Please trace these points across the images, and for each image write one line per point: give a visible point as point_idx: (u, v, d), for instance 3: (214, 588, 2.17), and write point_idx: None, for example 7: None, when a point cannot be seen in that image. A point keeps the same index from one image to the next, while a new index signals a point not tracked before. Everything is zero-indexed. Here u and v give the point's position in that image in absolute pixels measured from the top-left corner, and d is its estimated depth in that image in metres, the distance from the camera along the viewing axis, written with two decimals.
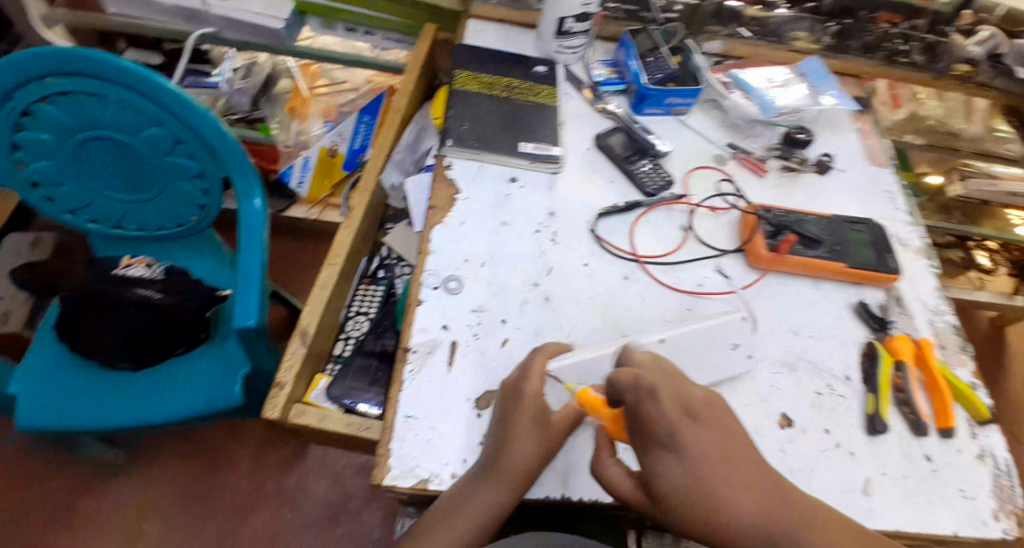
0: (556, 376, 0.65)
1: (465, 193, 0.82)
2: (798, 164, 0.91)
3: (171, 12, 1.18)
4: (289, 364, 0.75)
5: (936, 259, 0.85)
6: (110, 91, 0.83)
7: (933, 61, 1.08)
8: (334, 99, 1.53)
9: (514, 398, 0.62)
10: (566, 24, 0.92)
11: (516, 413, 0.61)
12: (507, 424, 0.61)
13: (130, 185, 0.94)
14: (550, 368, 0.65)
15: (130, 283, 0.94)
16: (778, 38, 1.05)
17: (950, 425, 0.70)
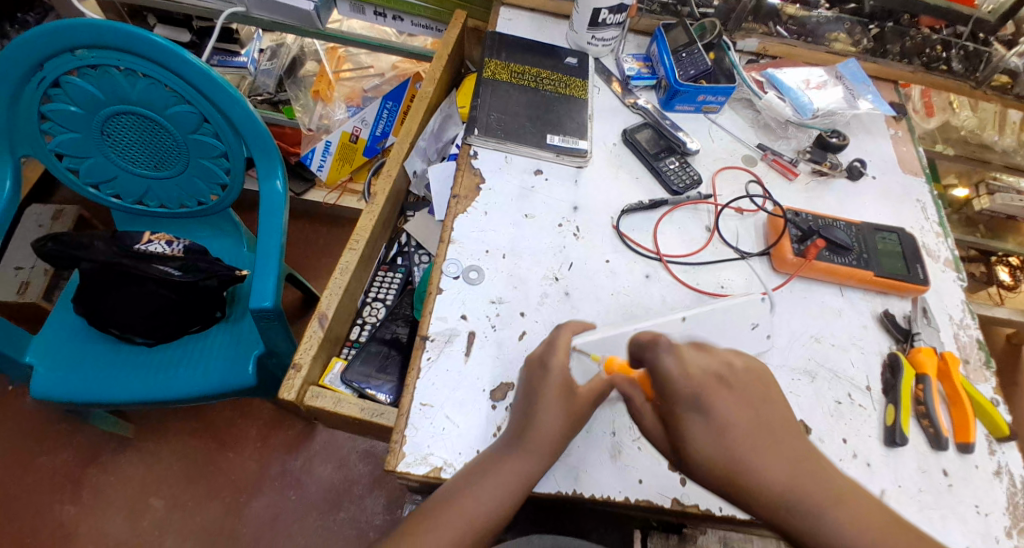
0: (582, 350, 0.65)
1: (489, 183, 0.81)
2: (829, 168, 0.88)
3: None
4: (308, 345, 0.77)
5: (965, 272, 0.83)
6: (138, 66, 0.83)
7: (973, 69, 1.05)
8: (359, 84, 1.52)
9: (541, 371, 0.62)
10: (600, 16, 0.90)
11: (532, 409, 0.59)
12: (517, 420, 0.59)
13: (154, 162, 0.94)
14: (573, 342, 0.65)
15: (148, 258, 0.94)
16: (816, 39, 1.02)
17: (969, 440, 0.68)
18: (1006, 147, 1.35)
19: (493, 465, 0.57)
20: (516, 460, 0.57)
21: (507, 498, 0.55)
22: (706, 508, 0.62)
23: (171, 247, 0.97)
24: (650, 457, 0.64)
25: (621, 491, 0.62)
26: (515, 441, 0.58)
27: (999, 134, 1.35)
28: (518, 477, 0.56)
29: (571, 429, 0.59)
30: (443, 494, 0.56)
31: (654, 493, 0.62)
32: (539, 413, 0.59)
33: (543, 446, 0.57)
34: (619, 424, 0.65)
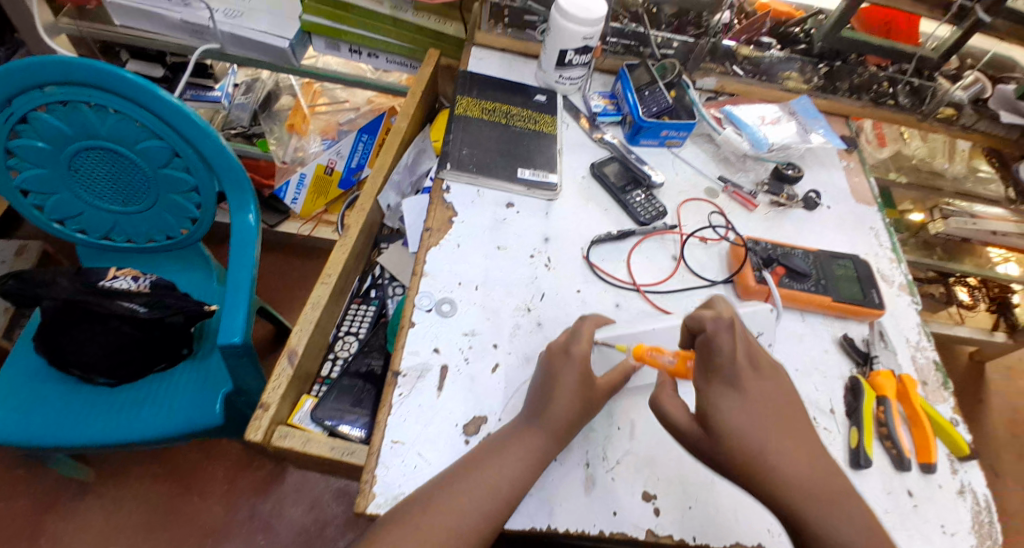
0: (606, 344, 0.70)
1: (462, 216, 0.83)
2: (787, 199, 0.93)
3: (177, 27, 1.19)
4: (276, 384, 0.76)
5: (919, 296, 0.87)
6: (109, 102, 0.83)
7: (919, 103, 1.11)
8: (334, 117, 1.54)
9: (565, 360, 0.65)
10: (567, 56, 0.94)
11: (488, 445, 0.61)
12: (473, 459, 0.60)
13: (123, 197, 0.93)
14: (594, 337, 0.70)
15: (111, 294, 0.92)
16: (770, 77, 1.08)
17: (931, 460, 0.71)
18: (956, 174, 1.44)
19: (458, 483, 0.59)
20: (480, 487, 0.58)
21: (470, 527, 0.57)
22: (678, 539, 0.63)
23: (137, 282, 0.96)
24: (622, 489, 0.65)
25: (595, 524, 0.62)
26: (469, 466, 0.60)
27: (948, 162, 1.44)
28: (482, 509, 0.57)
29: (548, 448, 0.61)
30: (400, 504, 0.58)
31: (627, 526, 0.63)
32: (503, 448, 0.61)
33: (507, 479, 0.59)
34: (593, 454, 0.66)
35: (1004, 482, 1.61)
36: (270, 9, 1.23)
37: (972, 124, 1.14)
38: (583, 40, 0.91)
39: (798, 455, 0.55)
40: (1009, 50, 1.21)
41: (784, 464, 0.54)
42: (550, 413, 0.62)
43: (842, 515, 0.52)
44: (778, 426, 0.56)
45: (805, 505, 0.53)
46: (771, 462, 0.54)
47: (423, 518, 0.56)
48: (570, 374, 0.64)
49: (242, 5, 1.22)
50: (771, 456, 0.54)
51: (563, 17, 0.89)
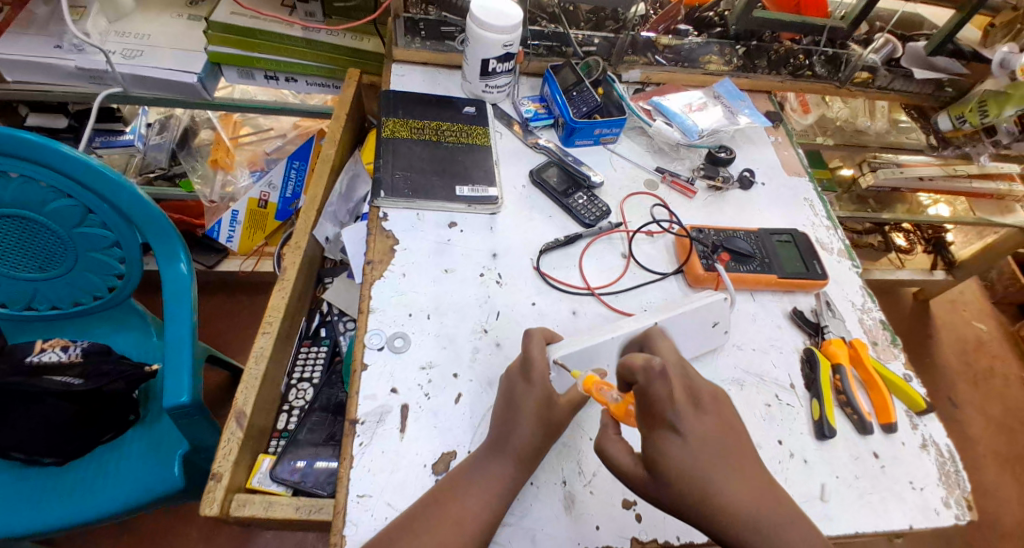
0: (562, 364, 0.67)
1: (403, 243, 0.80)
2: (722, 181, 0.94)
3: (75, 74, 1.11)
4: (226, 450, 0.72)
5: (858, 259, 0.90)
6: (9, 166, 0.77)
7: (836, 71, 1.17)
8: (260, 147, 1.49)
9: (525, 386, 0.64)
10: (490, 65, 0.93)
11: (453, 489, 0.59)
12: (440, 503, 0.58)
13: (39, 263, 0.86)
14: (554, 357, 0.67)
15: (41, 370, 0.86)
16: (691, 63, 1.09)
17: (891, 420, 0.73)
18: (879, 130, 1.47)
19: (427, 524, 0.57)
20: (450, 528, 0.57)
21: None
22: (664, 542, 0.63)
23: (68, 352, 0.89)
24: (598, 503, 0.64)
25: (580, 543, 0.61)
26: (437, 505, 0.58)
27: (870, 120, 1.47)
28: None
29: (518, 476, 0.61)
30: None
31: (611, 539, 0.62)
32: (473, 482, 0.60)
33: (478, 514, 0.58)
34: (569, 472, 0.65)
35: (964, 412, 1.70)
36: (172, 45, 1.17)
37: (887, 84, 1.21)
38: (503, 47, 0.90)
39: (739, 470, 0.56)
40: (915, 7, 1.27)
41: (732, 482, 0.55)
42: (518, 438, 0.62)
43: (786, 512, 0.55)
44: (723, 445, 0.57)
45: (761, 523, 0.54)
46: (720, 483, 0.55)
47: None
48: (531, 400, 0.63)
49: (142, 44, 1.15)
50: (716, 475, 0.55)
51: (480, 26, 0.87)
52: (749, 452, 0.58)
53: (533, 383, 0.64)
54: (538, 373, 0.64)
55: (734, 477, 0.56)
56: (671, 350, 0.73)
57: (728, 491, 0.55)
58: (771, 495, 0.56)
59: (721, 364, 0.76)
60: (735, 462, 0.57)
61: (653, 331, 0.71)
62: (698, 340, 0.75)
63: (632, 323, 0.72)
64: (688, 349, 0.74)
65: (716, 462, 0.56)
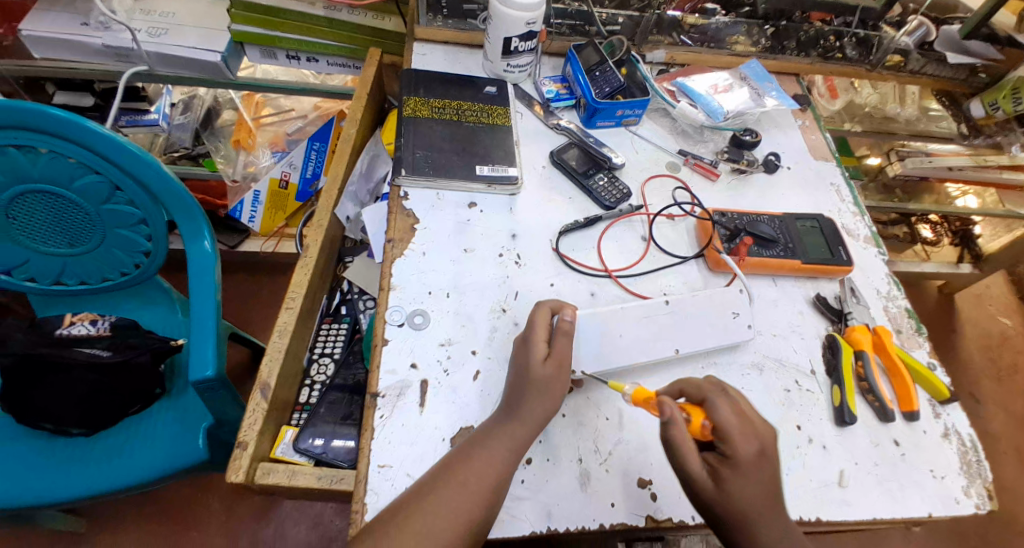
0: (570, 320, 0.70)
1: (424, 222, 0.81)
2: (747, 165, 0.92)
3: (102, 52, 1.13)
4: (252, 420, 0.74)
5: (885, 246, 0.88)
6: (39, 142, 0.78)
7: (867, 54, 1.13)
8: (281, 127, 1.50)
9: (538, 359, 0.64)
10: (512, 44, 0.92)
11: (463, 457, 0.60)
12: (448, 469, 0.60)
13: (68, 239, 0.88)
14: (554, 314, 0.69)
15: (73, 341, 0.89)
16: (718, 44, 1.08)
17: (913, 408, 0.72)
18: (908, 118, 1.40)
19: (436, 486, 0.59)
20: (459, 491, 0.58)
21: (452, 531, 0.57)
22: (680, 521, 0.63)
23: (96, 326, 0.93)
24: (616, 481, 0.64)
25: (595, 518, 0.62)
26: (447, 470, 0.60)
27: (901, 106, 1.40)
28: (462, 511, 0.57)
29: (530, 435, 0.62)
30: (379, 517, 0.57)
31: (626, 515, 0.63)
32: (481, 446, 0.61)
33: (486, 479, 0.59)
34: (585, 449, 0.65)
35: (986, 408, 1.67)
36: (195, 23, 1.17)
37: (920, 68, 1.17)
38: (526, 25, 0.89)
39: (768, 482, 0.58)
40: None
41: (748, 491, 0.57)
42: (527, 405, 0.62)
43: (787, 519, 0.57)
44: (728, 441, 0.58)
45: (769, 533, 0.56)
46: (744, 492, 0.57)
47: (406, 529, 0.56)
48: (542, 371, 0.64)
49: (167, 22, 1.16)
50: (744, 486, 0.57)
51: (503, 4, 0.87)
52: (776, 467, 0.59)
53: (541, 352, 0.65)
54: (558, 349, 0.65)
55: (759, 486, 0.58)
56: (690, 335, 0.73)
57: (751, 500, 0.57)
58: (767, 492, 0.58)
59: (742, 354, 0.75)
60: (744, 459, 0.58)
61: (663, 307, 0.74)
62: (719, 327, 0.74)
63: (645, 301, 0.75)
64: (709, 335, 0.73)
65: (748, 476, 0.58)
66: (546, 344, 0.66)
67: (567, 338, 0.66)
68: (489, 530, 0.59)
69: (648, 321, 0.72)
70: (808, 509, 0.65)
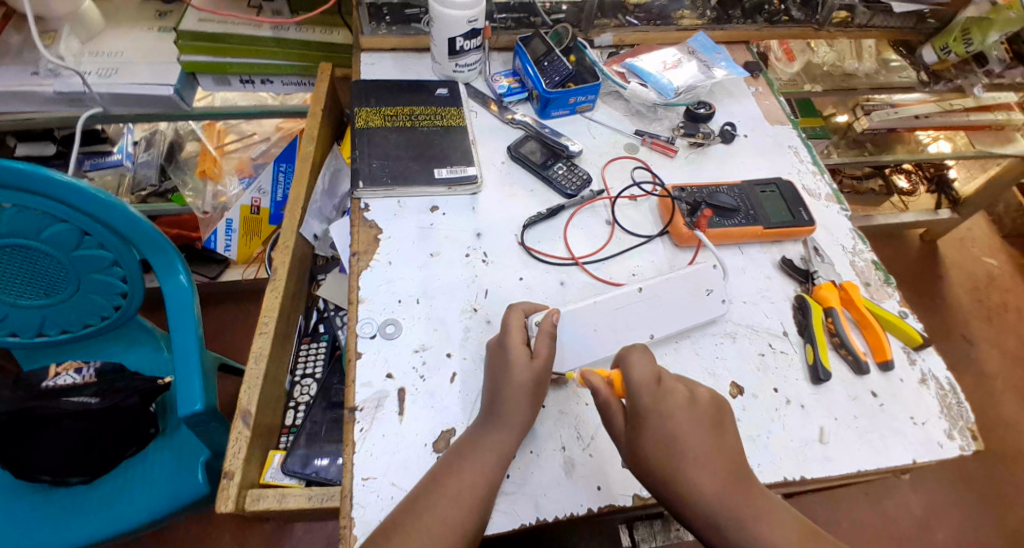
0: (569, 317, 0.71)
1: (387, 231, 0.80)
2: (704, 138, 0.93)
3: (53, 100, 1.11)
4: (236, 448, 0.74)
5: (847, 202, 0.89)
6: (1, 198, 0.77)
7: (812, 13, 1.14)
8: (246, 153, 1.50)
9: (506, 353, 0.65)
10: (457, 44, 0.92)
11: (451, 468, 0.60)
12: (438, 482, 0.59)
13: (43, 289, 0.87)
14: (527, 319, 0.69)
15: (59, 392, 0.89)
16: (664, 20, 1.08)
17: (887, 357, 0.73)
18: (867, 72, 1.39)
19: (427, 501, 0.58)
20: (450, 501, 0.58)
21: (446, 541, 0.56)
22: None
23: (82, 373, 0.92)
24: (599, 465, 0.65)
25: (583, 504, 0.62)
26: (436, 481, 0.60)
27: (858, 61, 1.40)
28: (458, 521, 0.57)
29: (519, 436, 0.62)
30: (373, 535, 0.57)
31: (613, 496, 0.63)
32: (469, 455, 0.61)
33: (477, 487, 0.59)
34: (567, 437, 0.66)
35: (979, 348, 1.69)
36: (146, 59, 1.16)
37: (868, 22, 1.18)
38: (469, 23, 0.89)
39: (712, 459, 0.57)
40: None
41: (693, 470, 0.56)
42: (509, 406, 0.62)
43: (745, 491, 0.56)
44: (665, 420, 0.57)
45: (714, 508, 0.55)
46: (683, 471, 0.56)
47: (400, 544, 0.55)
48: (524, 371, 0.64)
49: (117, 61, 1.14)
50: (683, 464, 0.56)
51: (443, 5, 0.87)
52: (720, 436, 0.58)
53: (521, 352, 0.65)
54: (541, 350, 0.65)
55: (701, 464, 0.56)
56: (664, 316, 0.73)
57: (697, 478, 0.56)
58: (693, 450, 0.56)
59: (714, 329, 0.75)
60: (662, 423, 0.57)
61: (636, 295, 0.73)
62: (691, 303, 0.74)
63: (617, 289, 0.74)
64: (681, 313, 0.73)
65: (682, 451, 0.56)
66: (524, 344, 0.66)
67: (547, 337, 0.66)
68: (482, 532, 0.59)
69: (621, 313, 0.72)
70: (792, 469, 0.65)
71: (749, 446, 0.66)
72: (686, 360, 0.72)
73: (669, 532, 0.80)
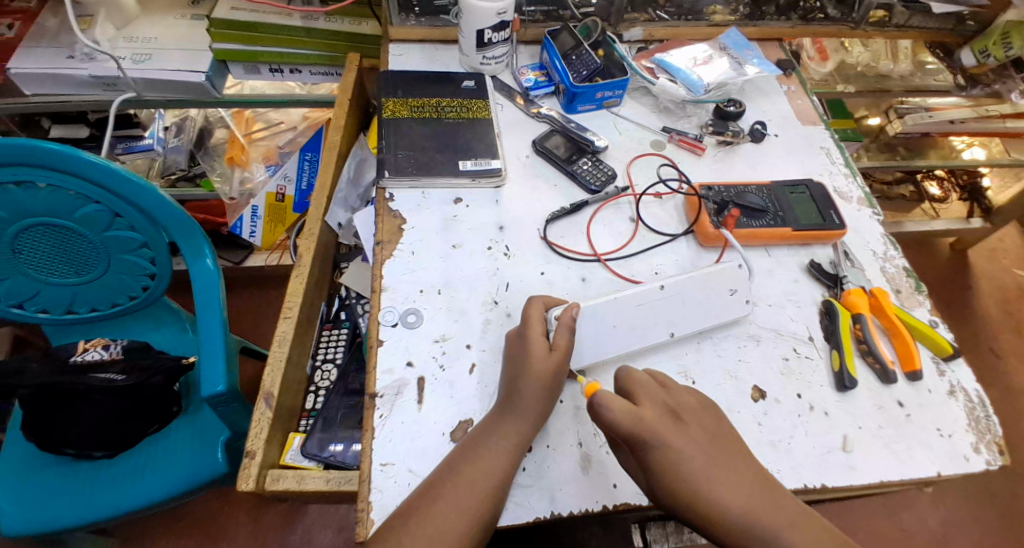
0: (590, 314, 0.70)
1: (410, 221, 0.81)
2: (733, 135, 0.91)
3: (89, 83, 1.14)
4: (258, 429, 0.75)
5: (879, 206, 0.87)
6: (39, 177, 0.79)
7: (848, 12, 1.11)
8: (273, 141, 1.52)
9: (526, 345, 0.65)
10: (486, 36, 0.92)
11: (465, 463, 0.60)
12: (453, 472, 0.59)
13: (74, 268, 0.89)
14: (548, 313, 0.68)
15: (87, 368, 0.89)
16: (696, 16, 1.06)
17: (916, 367, 0.71)
18: (903, 73, 1.36)
19: (442, 489, 0.58)
20: (467, 492, 0.58)
21: (459, 532, 0.56)
22: None
23: (109, 350, 0.92)
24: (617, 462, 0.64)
25: (599, 501, 0.62)
26: (454, 470, 0.60)
27: (893, 62, 1.37)
28: (472, 512, 0.57)
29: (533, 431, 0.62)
30: (390, 520, 0.57)
31: (630, 494, 0.63)
32: (483, 447, 0.60)
33: (492, 479, 0.59)
34: (584, 433, 0.66)
35: (1007, 361, 1.64)
36: (179, 45, 1.18)
37: (905, 22, 1.15)
38: (497, 15, 0.89)
39: (727, 467, 0.56)
40: None
41: (711, 477, 0.55)
42: (526, 400, 0.62)
43: (768, 497, 0.55)
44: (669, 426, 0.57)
45: (731, 516, 0.54)
46: (697, 478, 0.55)
47: (415, 531, 0.56)
48: (544, 364, 0.64)
49: (151, 47, 1.17)
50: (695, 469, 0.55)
51: None
52: (729, 445, 0.58)
53: (543, 346, 0.65)
54: (562, 344, 0.65)
55: (716, 470, 0.56)
56: (687, 316, 0.72)
57: (715, 485, 0.55)
58: (699, 455, 0.56)
59: (736, 333, 0.74)
60: (668, 427, 0.57)
61: (658, 294, 0.72)
62: (715, 305, 0.73)
63: (639, 288, 0.74)
64: (704, 314, 0.72)
65: (693, 459, 0.56)
66: (546, 338, 0.66)
67: (568, 331, 0.66)
68: (496, 523, 0.59)
69: (643, 311, 0.71)
70: (812, 476, 0.64)
71: (770, 451, 0.65)
72: (708, 362, 0.71)
73: (680, 534, 0.81)
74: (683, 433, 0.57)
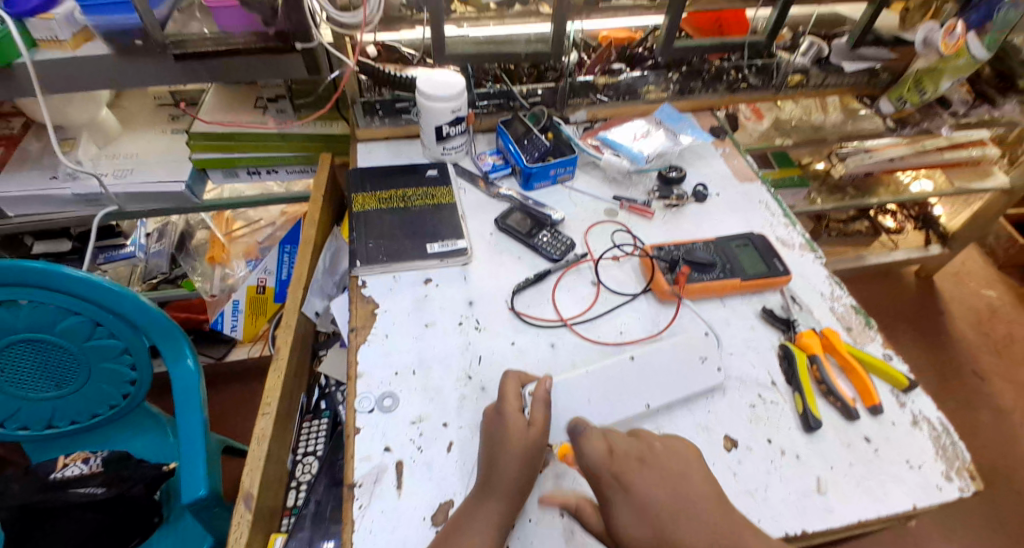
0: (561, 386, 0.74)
1: (383, 306, 0.85)
2: (678, 198, 0.99)
3: (71, 201, 1.19)
4: (238, 534, 0.74)
5: (820, 250, 0.93)
6: (21, 295, 0.82)
7: (769, 79, 1.23)
8: (254, 237, 1.57)
9: (501, 419, 0.68)
10: (443, 130, 1.00)
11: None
12: None
13: (55, 381, 0.91)
14: (522, 388, 0.72)
15: (66, 484, 0.90)
16: (634, 94, 1.17)
17: (876, 401, 0.74)
18: (835, 123, 1.45)
19: None
20: None
21: None
22: None
23: (89, 463, 0.93)
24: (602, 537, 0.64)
25: None
26: None
27: (823, 114, 1.46)
28: None
29: (512, 508, 0.63)
30: None
31: None
32: (466, 529, 0.61)
33: None
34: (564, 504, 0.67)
35: (992, 385, 1.68)
36: (160, 158, 1.25)
37: (822, 82, 1.27)
38: (453, 112, 0.97)
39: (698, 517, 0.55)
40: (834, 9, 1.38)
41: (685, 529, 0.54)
42: (504, 475, 0.64)
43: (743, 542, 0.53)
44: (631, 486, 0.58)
45: None
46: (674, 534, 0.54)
47: None
48: (520, 435, 0.66)
49: (131, 161, 1.23)
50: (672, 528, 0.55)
51: (428, 98, 0.95)
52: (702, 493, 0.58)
53: (518, 419, 0.67)
54: (538, 419, 0.68)
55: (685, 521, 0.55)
56: (654, 375, 0.75)
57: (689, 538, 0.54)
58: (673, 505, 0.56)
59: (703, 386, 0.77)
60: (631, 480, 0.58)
61: (627, 363, 0.76)
62: (678, 364, 0.77)
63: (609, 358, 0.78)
64: (670, 372, 0.76)
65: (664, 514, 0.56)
66: (522, 411, 0.69)
67: (541, 402, 0.69)
68: None
69: (611, 373, 0.75)
70: (792, 523, 0.66)
71: (748, 501, 0.67)
72: (679, 417, 0.74)
73: None
74: (645, 484, 0.58)
